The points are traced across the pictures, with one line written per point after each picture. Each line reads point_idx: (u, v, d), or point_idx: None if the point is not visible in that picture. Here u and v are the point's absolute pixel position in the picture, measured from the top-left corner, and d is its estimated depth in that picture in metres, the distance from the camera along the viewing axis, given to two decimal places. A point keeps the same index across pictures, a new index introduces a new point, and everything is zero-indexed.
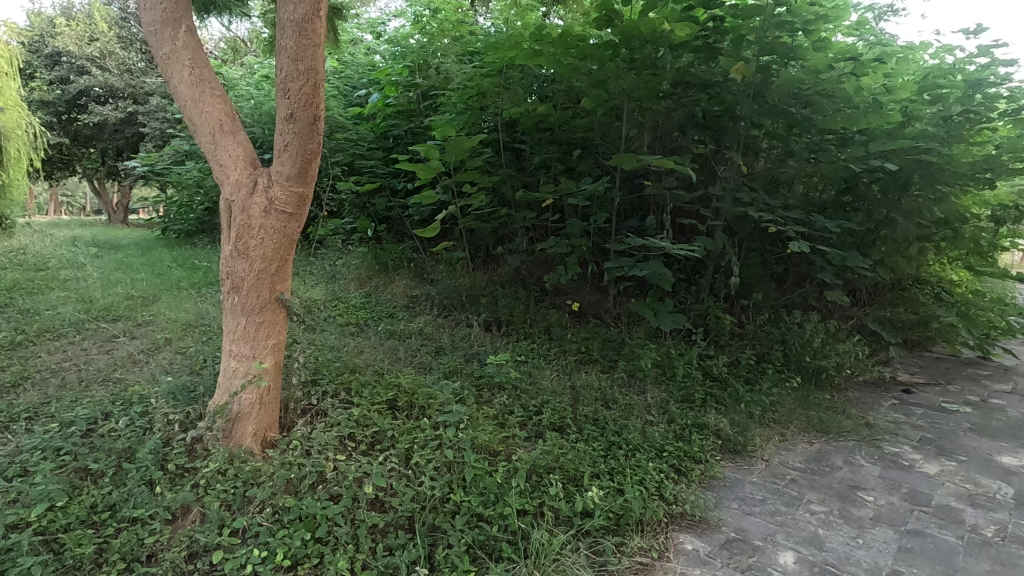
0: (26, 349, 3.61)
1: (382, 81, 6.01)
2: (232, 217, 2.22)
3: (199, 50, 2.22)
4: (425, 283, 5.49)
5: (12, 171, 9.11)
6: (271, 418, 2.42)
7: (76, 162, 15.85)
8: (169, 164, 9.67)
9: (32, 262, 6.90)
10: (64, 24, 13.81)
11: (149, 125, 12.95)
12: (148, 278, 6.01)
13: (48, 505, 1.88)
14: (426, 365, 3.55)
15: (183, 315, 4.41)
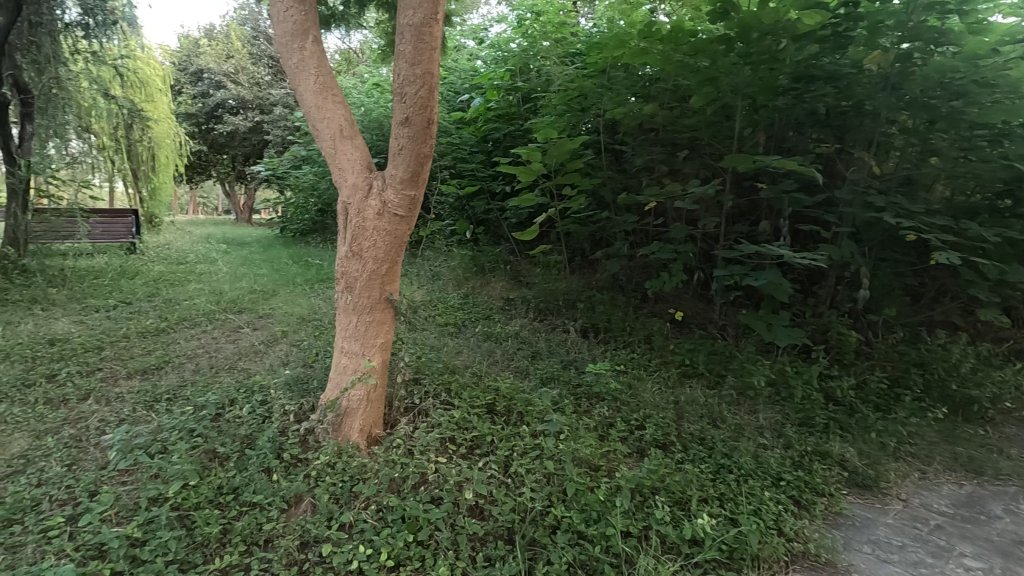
0: (168, 335, 4.02)
1: (483, 86, 6.10)
2: (348, 219, 2.30)
3: (324, 59, 2.32)
4: (522, 285, 5.48)
5: (161, 175, 10.33)
6: (377, 415, 2.48)
7: (212, 167, 17.72)
8: (288, 169, 10.49)
9: (175, 257, 7.75)
10: (206, 44, 15.49)
11: (273, 133, 14.38)
12: (269, 274, 6.52)
13: (182, 483, 2.04)
14: (523, 369, 3.51)
15: (298, 309, 4.72)
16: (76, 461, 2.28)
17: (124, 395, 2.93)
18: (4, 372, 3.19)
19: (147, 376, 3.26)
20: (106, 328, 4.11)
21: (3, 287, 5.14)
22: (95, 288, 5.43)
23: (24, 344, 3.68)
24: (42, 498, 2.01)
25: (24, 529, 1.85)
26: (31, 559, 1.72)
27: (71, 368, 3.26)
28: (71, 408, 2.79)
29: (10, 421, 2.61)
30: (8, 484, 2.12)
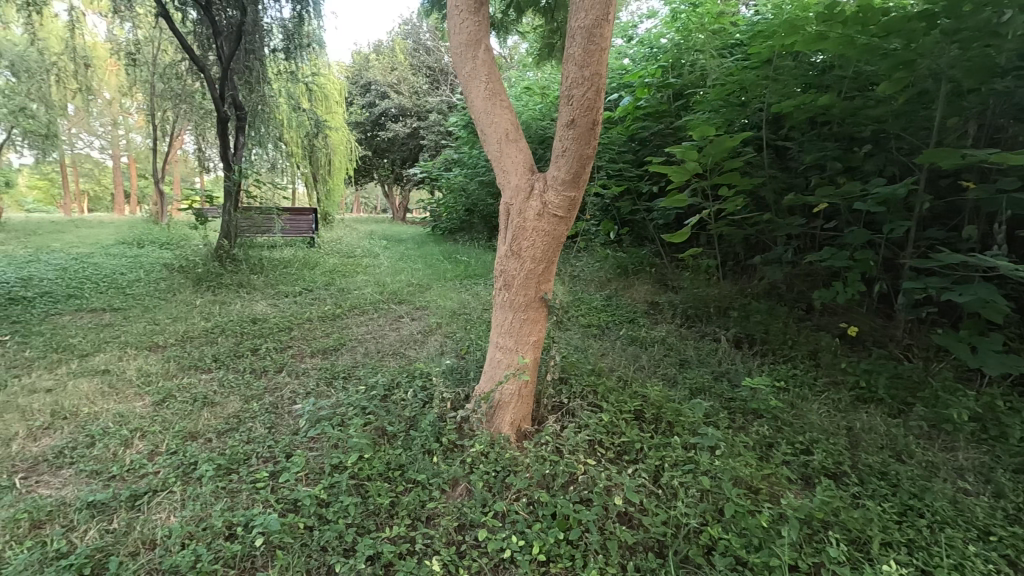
0: (342, 320, 4.51)
1: (633, 84, 5.96)
2: (510, 219, 2.38)
3: (493, 66, 2.43)
4: (667, 289, 5.27)
5: (335, 178, 11.66)
6: (526, 411, 2.54)
7: (374, 171, 19.59)
8: (441, 171, 11.22)
9: (345, 251, 8.70)
10: (375, 59, 17.13)
11: (427, 137, 15.70)
12: (423, 268, 7.04)
13: (359, 455, 2.27)
14: (671, 377, 3.37)
15: (450, 303, 5.02)
16: (274, 425, 2.66)
17: (310, 371, 3.35)
18: (221, 344, 3.82)
19: (326, 356, 3.68)
20: (293, 311, 4.73)
21: (219, 272, 6.16)
22: (284, 276, 6.28)
23: (234, 321, 4.37)
24: (251, 454, 2.36)
25: (239, 477, 2.19)
26: (245, 505, 2.01)
27: (269, 344, 3.81)
28: (270, 379, 3.27)
29: (227, 384, 3.12)
30: (227, 438, 2.52)
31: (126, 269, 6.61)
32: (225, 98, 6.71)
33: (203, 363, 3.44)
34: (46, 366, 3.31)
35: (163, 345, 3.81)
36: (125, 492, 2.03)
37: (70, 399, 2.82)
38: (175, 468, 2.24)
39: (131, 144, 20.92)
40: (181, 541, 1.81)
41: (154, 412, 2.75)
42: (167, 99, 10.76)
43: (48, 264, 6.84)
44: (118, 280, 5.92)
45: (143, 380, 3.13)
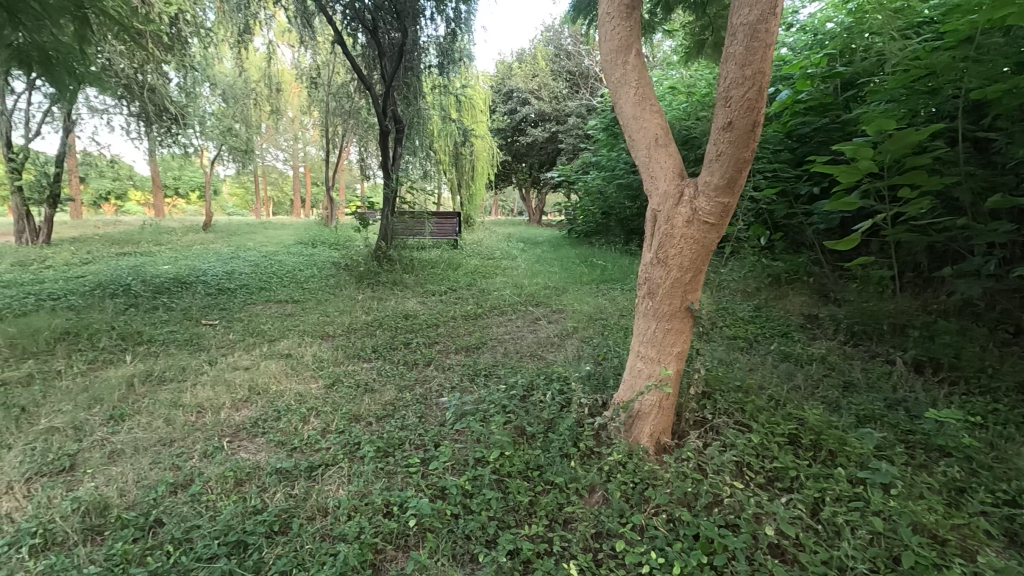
0: (483, 320, 4.73)
1: (792, 78, 5.46)
2: (657, 225, 2.32)
3: (644, 70, 2.38)
4: (829, 302, 4.75)
5: (478, 182, 12.26)
6: (666, 424, 2.46)
7: (513, 175, 20.25)
8: (579, 174, 11.26)
9: (486, 253, 9.12)
10: (518, 67, 17.68)
11: (566, 141, 15.85)
12: (559, 271, 7.12)
13: (500, 451, 2.37)
14: (833, 400, 3.03)
15: (586, 307, 5.03)
16: (425, 414, 2.88)
17: (455, 366, 3.57)
18: (378, 337, 4.22)
19: (468, 353, 3.89)
20: (440, 309, 5.08)
21: (377, 271, 6.80)
22: (431, 276, 6.74)
23: (390, 316, 4.81)
24: (405, 440, 2.58)
25: (394, 460, 2.40)
26: (400, 486, 2.21)
27: (419, 339, 4.13)
28: (420, 370, 3.55)
29: (384, 374, 3.45)
30: (385, 422, 2.79)
31: (303, 266, 7.58)
32: (387, 113, 7.38)
33: (364, 354, 3.83)
34: (245, 347, 3.92)
35: (332, 334, 4.31)
36: (304, 463, 2.34)
37: (262, 377, 3.31)
38: (342, 446, 2.52)
39: (308, 156, 23.88)
40: (347, 513, 2.02)
41: (326, 394, 3.13)
42: (338, 116, 12.12)
43: (245, 260, 8.08)
44: (297, 276, 6.81)
45: (318, 365, 3.58)
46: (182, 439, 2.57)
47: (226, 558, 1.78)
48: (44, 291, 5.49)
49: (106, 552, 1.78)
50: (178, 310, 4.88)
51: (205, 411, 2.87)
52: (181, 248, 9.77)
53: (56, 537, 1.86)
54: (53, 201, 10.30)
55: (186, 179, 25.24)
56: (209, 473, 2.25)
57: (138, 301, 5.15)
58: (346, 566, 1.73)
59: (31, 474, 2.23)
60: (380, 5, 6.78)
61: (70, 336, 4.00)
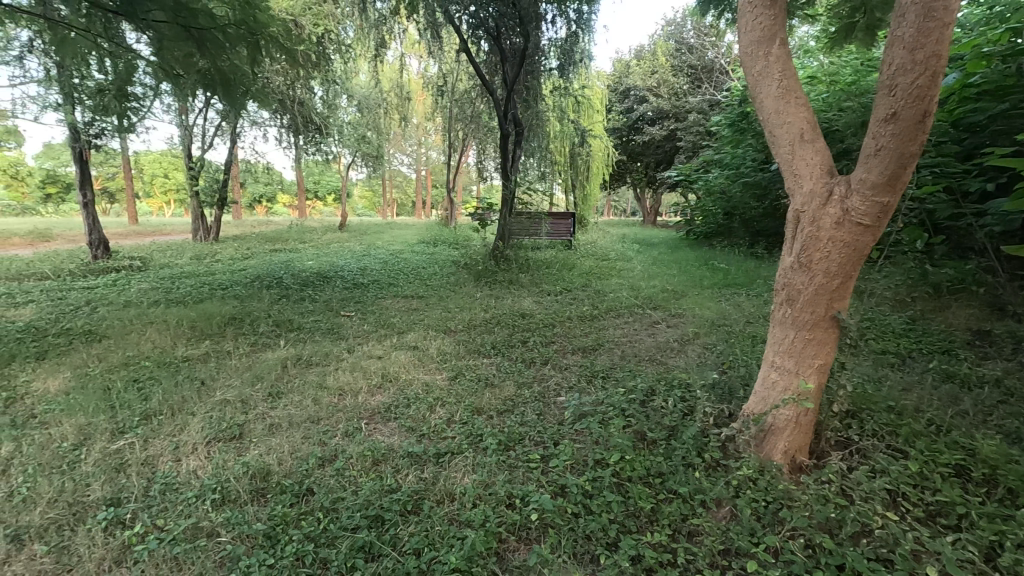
0: (599, 321, 4.69)
1: (962, 58, 4.78)
2: (800, 227, 2.16)
3: (789, 62, 2.23)
4: (1005, 316, 4.09)
5: (592, 183, 12.18)
6: (804, 441, 2.27)
7: (628, 175, 19.83)
8: (700, 173, 10.75)
9: (600, 253, 9.02)
10: (636, 64, 17.27)
11: (686, 138, 15.19)
12: (678, 274, 6.86)
13: (621, 454, 2.34)
14: (1013, 430, 2.60)
15: (708, 312, 4.80)
16: (543, 412, 2.93)
17: (571, 366, 3.59)
18: (497, 334, 4.35)
19: (585, 354, 3.88)
20: (556, 309, 5.12)
21: (494, 270, 7.02)
22: (547, 276, 6.81)
23: (507, 314, 4.94)
24: (524, 436, 2.64)
25: (515, 454, 2.47)
26: (521, 480, 2.26)
27: (536, 338, 4.20)
28: (537, 368, 3.60)
29: (503, 370, 3.56)
30: (505, 416, 2.87)
31: (426, 264, 8.03)
32: (508, 116, 7.60)
33: (484, 349, 3.98)
34: (378, 338, 4.24)
35: (454, 330, 4.51)
36: (432, 450, 2.48)
37: (393, 366, 3.57)
38: (466, 437, 2.64)
39: (430, 160, 25.23)
40: (473, 501, 2.12)
41: (450, 386, 3.30)
42: (459, 121, 12.67)
43: (375, 258, 8.72)
44: (421, 273, 7.23)
45: (442, 358, 3.78)
46: (328, 417, 2.85)
47: (367, 529, 1.94)
48: (215, 282, 6.35)
49: (269, 513, 2.02)
50: (320, 302, 5.41)
51: (345, 395, 3.16)
52: (321, 246, 10.79)
53: (231, 494, 2.14)
54: (221, 203, 11.88)
55: (325, 183, 27.82)
56: (351, 451, 2.47)
57: (288, 293, 5.78)
58: (473, 551, 1.81)
59: (210, 438, 2.60)
60: (504, 13, 7.00)
61: (236, 322, 4.58)
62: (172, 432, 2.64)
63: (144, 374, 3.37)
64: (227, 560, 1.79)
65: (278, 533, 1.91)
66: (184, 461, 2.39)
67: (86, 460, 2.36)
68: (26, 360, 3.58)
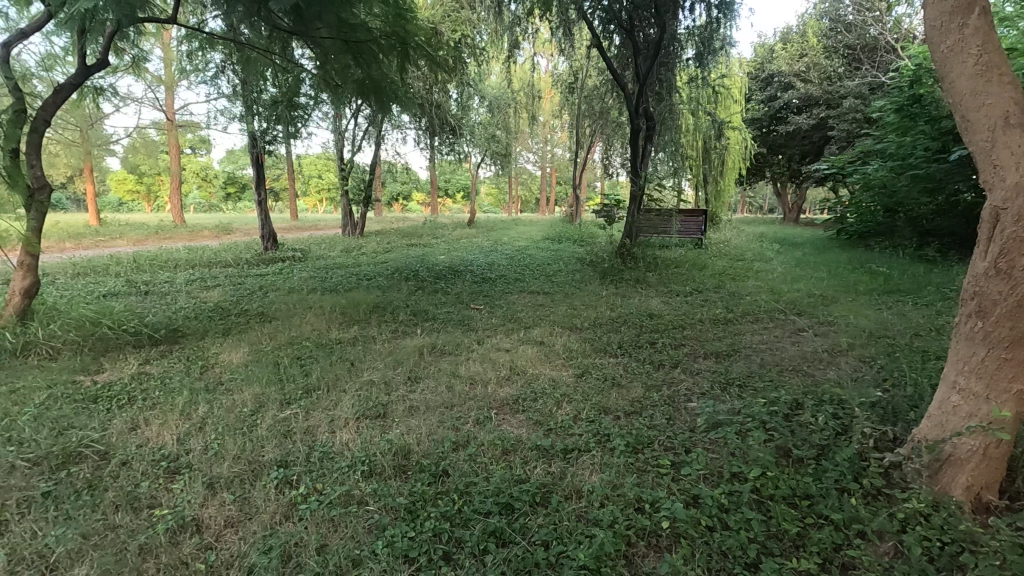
0: (734, 325, 4.41)
1: None
2: (1001, 227, 1.84)
3: (991, 33, 1.91)
4: None
5: (727, 178, 11.45)
6: (994, 478, 1.93)
7: (767, 169, 18.33)
8: (856, 165, 9.62)
9: (735, 253, 8.45)
10: (782, 48, 15.88)
11: (839, 127, 13.66)
12: (826, 278, 6.21)
13: (761, 470, 2.18)
14: None
15: (865, 321, 4.28)
16: (674, 416, 2.82)
17: (703, 371, 3.41)
18: (624, 333, 4.26)
19: (719, 359, 3.66)
20: (685, 311, 4.90)
21: (620, 268, 6.89)
22: (676, 276, 6.53)
23: (635, 314, 4.82)
24: (654, 439, 2.56)
25: (644, 458, 2.40)
26: (651, 485, 2.20)
27: (666, 340, 4.05)
28: (666, 371, 3.47)
29: (630, 370, 3.48)
30: (634, 418, 2.81)
31: (551, 260, 8.11)
32: (639, 111, 7.37)
33: (611, 348, 3.93)
34: (505, 332, 4.37)
35: (580, 327, 4.50)
36: (559, 445, 2.51)
37: (521, 360, 3.66)
38: (594, 435, 2.62)
39: (555, 156, 25.36)
40: (600, 500, 2.10)
41: (576, 383, 3.30)
42: (586, 117, 12.59)
43: (502, 253, 8.98)
44: (546, 269, 7.31)
45: (569, 355, 3.79)
46: (461, 404, 2.99)
47: (498, 515, 2.01)
48: (361, 273, 6.96)
49: (410, 489, 2.17)
50: (452, 294, 5.70)
51: (476, 384, 3.30)
52: (451, 241, 11.35)
53: (377, 468, 2.33)
54: (366, 201, 12.99)
55: (454, 181, 29.23)
56: (482, 439, 2.58)
57: (423, 285, 6.16)
58: (601, 550, 1.80)
59: (359, 415, 2.86)
60: (638, 4, 6.79)
61: (379, 310, 4.99)
62: (328, 407, 2.95)
63: (305, 353, 3.80)
64: (374, 527, 1.95)
65: (417, 508, 2.05)
66: (338, 433, 2.65)
67: (262, 424, 2.72)
68: (216, 335, 4.21)
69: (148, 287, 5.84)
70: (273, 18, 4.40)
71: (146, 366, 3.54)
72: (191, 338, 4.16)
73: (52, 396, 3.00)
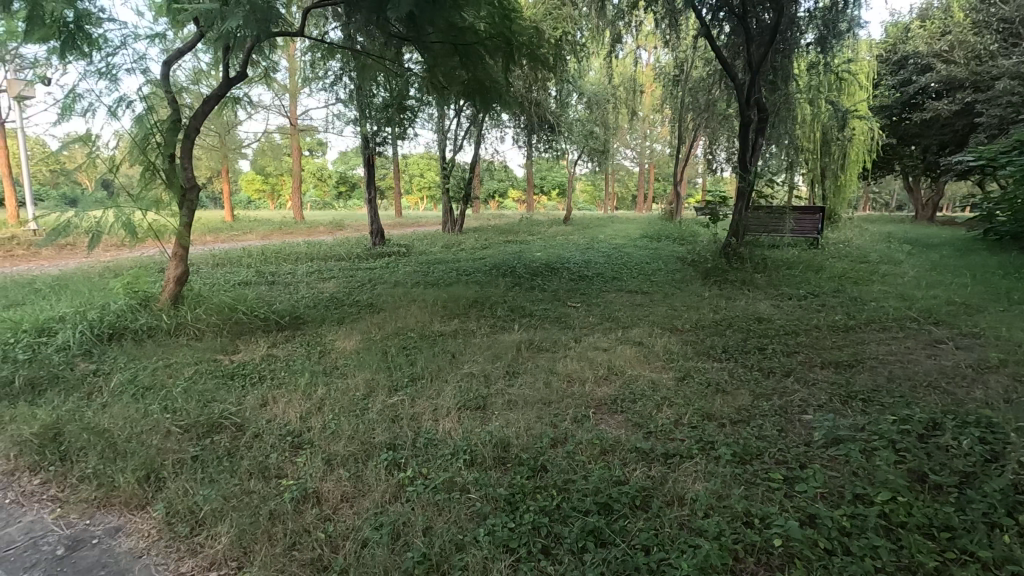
0: (857, 334, 4.03)
1: None
2: None
3: None
4: None
5: (849, 172, 10.48)
6: None
7: (898, 161, 16.53)
8: (1010, 155, 8.40)
9: (856, 255, 7.71)
10: (920, 26, 14.22)
11: (989, 113, 11.99)
12: (970, 284, 5.49)
13: (891, 496, 1.98)
14: None
15: (1020, 335, 3.74)
16: (785, 428, 2.64)
17: (820, 382, 3.16)
18: (729, 337, 4.05)
19: (838, 370, 3.37)
20: (799, 316, 4.56)
21: (725, 268, 6.55)
22: (788, 278, 6.09)
23: (741, 317, 4.56)
24: (764, 451, 2.41)
25: (753, 470, 2.27)
26: (760, 499, 2.07)
27: (776, 346, 3.79)
28: (777, 379, 3.26)
29: (736, 377, 3.30)
30: (740, 427, 2.66)
31: (649, 259, 7.89)
32: (751, 102, 6.93)
33: (715, 352, 3.75)
34: (603, 331, 4.32)
35: (681, 329, 4.34)
36: (660, 449, 2.44)
37: (619, 360, 3.60)
38: (697, 442, 2.52)
39: (655, 152, 24.59)
40: (705, 510, 2.02)
41: (677, 386, 3.19)
42: (690, 111, 12.07)
43: (599, 251, 8.88)
44: (644, 268, 7.14)
45: (669, 357, 3.67)
46: (558, 401, 3.00)
47: (596, 515, 1.99)
48: (460, 268, 7.20)
49: (510, 481, 2.22)
50: (549, 291, 5.72)
51: (573, 381, 3.30)
52: (547, 238, 11.39)
53: (477, 458, 2.40)
54: (466, 199, 13.38)
55: (550, 178, 29.28)
56: (580, 437, 2.57)
57: (520, 281, 6.25)
58: (706, 562, 1.73)
59: (461, 405, 2.97)
60: None
61: (478, 305, 5.13)
62: (431, 396, 3.08)
63: (410, 343, 4.00)
64: (475, 515, 2.02)
65: (517, 500, 2.09)
66: (441, 421, 2.77)
67: (373, 408, 2.91)
68: (332, 323, 4.56)
69: (274, 277, 6.44)
70: (388, 27, 4.66)
71: (273, 349, 3.91)
72: (310, 325, 4.53)
73: (198, 371, 3.40)
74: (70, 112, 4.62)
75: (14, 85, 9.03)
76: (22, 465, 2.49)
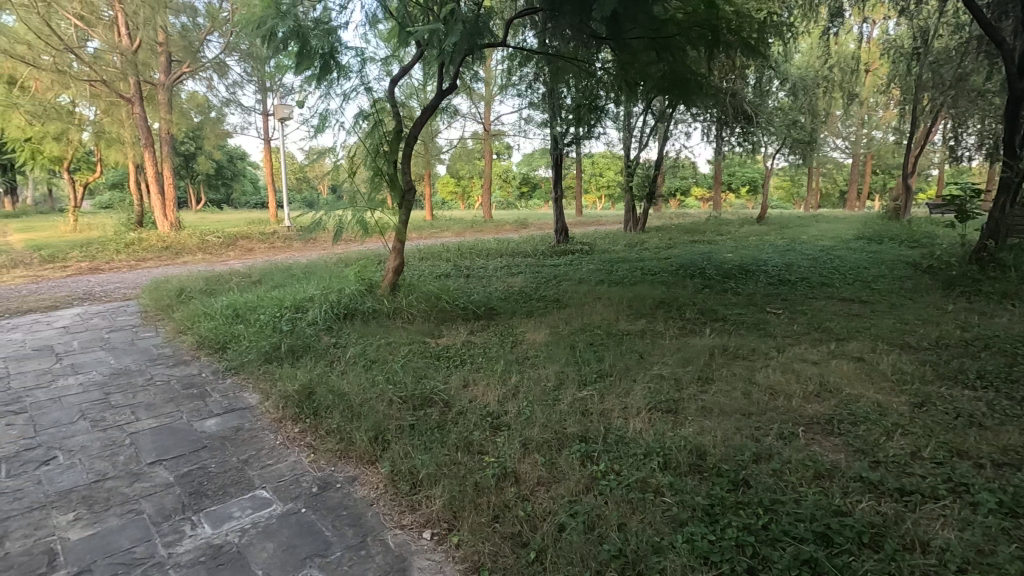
0: None
1: None
2: None
3: None
4: None
5: None
6: None
7: None
8: None
9: None
10: None
11: None
12: None
13: None
14: None
15: None
16: None
17: None
18: (986, 361, 3.31)
19: None
20: None
21: (975, 277, 5.38)
22: None
23: (1004, 337, 3.70)
24: None
25: None
26: None
27: None
28: None
29: (999, 410, 2.68)
30: (1007, 472, 2.16)
31: (867, 263, 6.83)
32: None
33: (965, 377, 3.10)
34: (811, 342, 3.85)
35: (915, 346, 3.67)
36: (894, 484, 2.09)
37: (833, 376, 3.18)
38: (944, 481, 2.11)
39: (873, 141, 21.21)
40: (959, 564, 1.68)
41: (913, 413, 2.71)
42: (928, 89, 10.13)
43: (802, 253, 7.96)
44: (861, 273, 6.21)
45: (900, 378, 3.14)
46: (759, 415, 2.76)
47: (812, 544, 1.79)
48: (644, 267, 7.04)
49: (708, 491, 2.10)
50: (743, 295, 5.30)
51: (778, 395, 3.00)
52: (739, 238, 10.56)
53: (671, 462, 2.33)
54: (649, 198, 13.03)
55: (739, 175, 27.06)
56: (788, 456, 2.33)
57: (711, 283, 5.89)
58: None
59: (651, 406, 2.90)
60: None
61: (665, 305, 4.97)
62: (619, 394, 3.07)
63: (596, 340, 4.03)
64: (672, 520, 1.96)
65: (717, 513, 1.97)
66: (631, 421, 2.74)
67: (563, 400, 2.99)
68: (521, 315, 4.81)
69: (470, 272, 7.00)
70: (588, 28, 4.73)
71: (471, 336, 4.26)
72: (503, 317, 4.83)
73: (411, 351, 3.86)
74: (321, 129, 5.57)
75: (280, 110, 11.17)
76: (287, 415, 3.09)
